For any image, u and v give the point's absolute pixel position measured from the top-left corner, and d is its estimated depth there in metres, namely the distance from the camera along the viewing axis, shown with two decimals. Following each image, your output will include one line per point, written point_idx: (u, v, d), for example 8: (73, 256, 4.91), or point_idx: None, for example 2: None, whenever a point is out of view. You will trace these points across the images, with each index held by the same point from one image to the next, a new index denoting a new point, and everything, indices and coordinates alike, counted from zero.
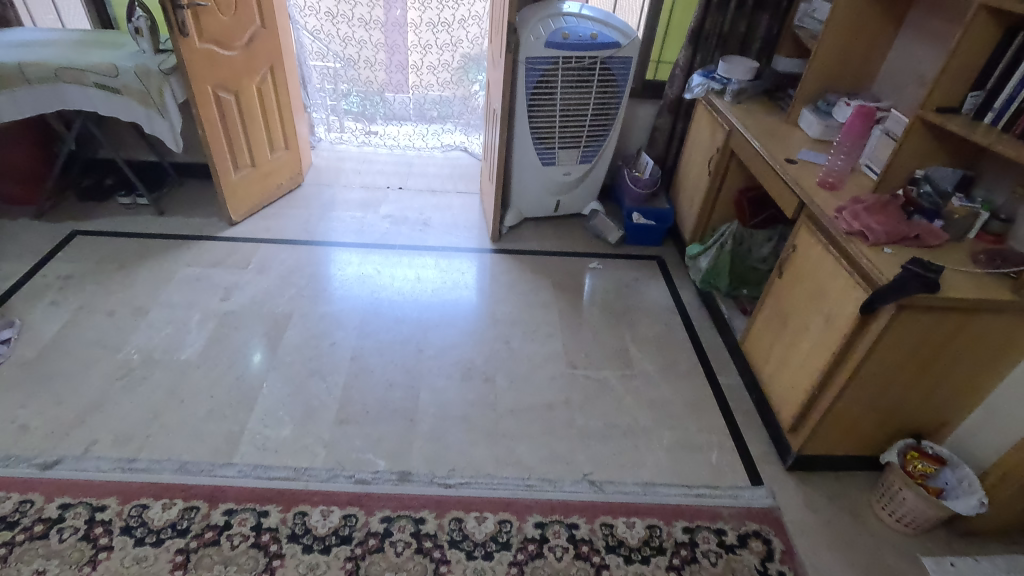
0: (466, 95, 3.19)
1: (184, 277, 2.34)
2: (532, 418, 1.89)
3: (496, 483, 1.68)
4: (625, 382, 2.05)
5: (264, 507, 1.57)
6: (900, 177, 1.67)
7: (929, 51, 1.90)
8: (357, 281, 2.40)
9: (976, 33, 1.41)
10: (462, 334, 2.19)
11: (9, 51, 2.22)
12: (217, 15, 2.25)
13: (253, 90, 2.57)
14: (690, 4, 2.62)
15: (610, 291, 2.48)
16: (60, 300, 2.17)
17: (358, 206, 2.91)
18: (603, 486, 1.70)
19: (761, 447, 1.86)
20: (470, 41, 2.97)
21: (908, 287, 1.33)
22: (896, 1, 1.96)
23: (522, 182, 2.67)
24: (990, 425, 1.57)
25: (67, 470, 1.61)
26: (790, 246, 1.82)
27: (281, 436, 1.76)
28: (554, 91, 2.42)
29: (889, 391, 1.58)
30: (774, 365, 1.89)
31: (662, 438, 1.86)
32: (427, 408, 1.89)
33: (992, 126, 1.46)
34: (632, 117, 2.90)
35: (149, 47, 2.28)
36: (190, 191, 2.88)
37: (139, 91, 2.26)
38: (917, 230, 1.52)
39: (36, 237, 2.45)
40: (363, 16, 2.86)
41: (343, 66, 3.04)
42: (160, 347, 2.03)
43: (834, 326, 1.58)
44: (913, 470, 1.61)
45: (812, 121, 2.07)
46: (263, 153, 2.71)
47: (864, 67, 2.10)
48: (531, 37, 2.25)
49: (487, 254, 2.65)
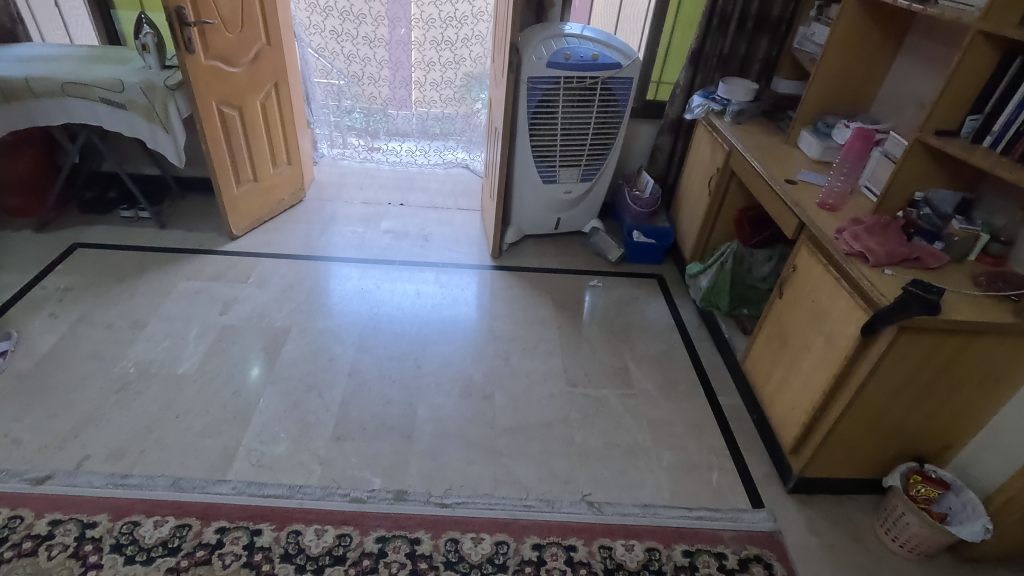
0: (468, 113, 3.22)
1: (184, 290, 2.33)
2: (530, 436, 1.87)
3: (494, 503, 1.66)
4: (625, 401, 2.03)
5: (257, 525, 1.55)
6: (900, 199, 1.68)
7: (926, 75, 1.92)
8: (357, 296, 2.40)
9: (974, 57, 1.42)
10: (461, 351, 2.19)
11: (18, 66, 2.24)
12: (223, 33, 2.28)
13: (257, 106, 2.59)
14: (690, 26, 2.66)
15: (610, 309, 2.47)
16: (59, 313, 2.16)
17: (359, 221, 2.92)
18: (601, 507, 1.68)
19: (762, 469, 1.83)
20: (473, 59, 3.00)
21: (909, 308, 1.32)
22: (895, 25, 1.98)
23: (522, 199, 2.68)
24: (994, 449, 1.55)
25: (60, 485, 1.59)
26: (790, 266, 1.82)
27: (277, 453, 1.75)
28: (556, 110, 2.44)
29: (891, 413, 1.56)
30: (775, 386, 1.87)
31: (662, 459, 1.84)
32: (424, 425, 1.88)
33: (991, 149, 1.46)
34: (633, 136, 2.93)
35: (156, 63, 2.30)
36: (192, 205, 2.89)
37: (143, 106, 2.27)
38: (918, 252, 1.52)
39: (36, 250, 2.45)
40: (367, 35, 2.90)
41: (347, 82, 3.07)
42: (157, 361, 2.01)
43: (835, 347, 1.57)
44: (917, 493, 1.59)
45: (811, 142, 2.09)
46: (266, 168, 2.73)
47: (862, 89, 2.12)
48: (533, 57, 2.27)
49: (487, 270, 2.65)
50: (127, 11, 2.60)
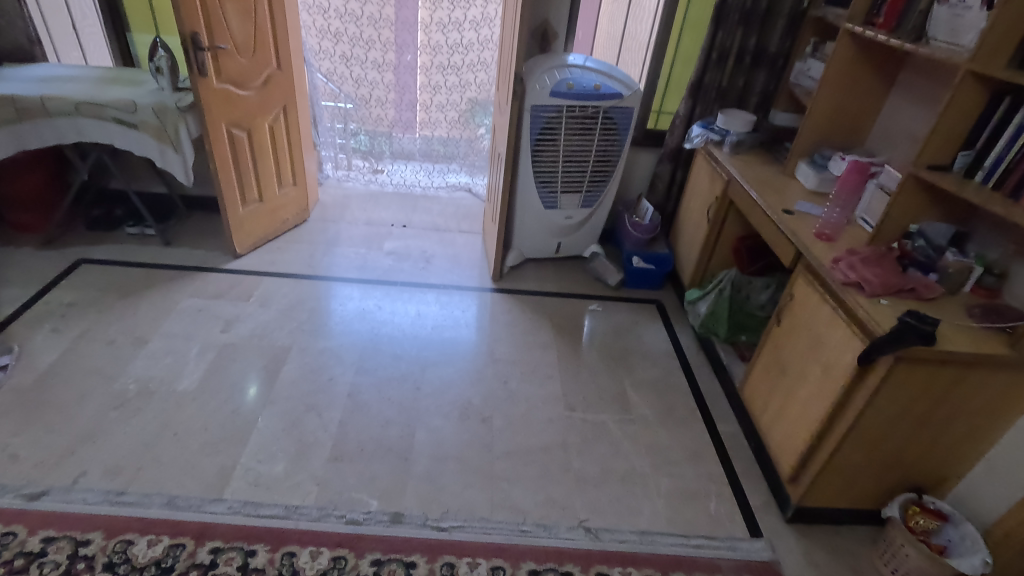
0: (471, 137, 3.28)
1: (186, 308, 2.35)
2: (528, 460, 1.87)
3: (491, 528, 1.65)
4: (624, 427, 2.03)
5: (252, 546, 1.54)
6: (894, 231, 1.71)
7: (918, 111, 1.97)
8: (358, 316, 2.42)
9: (964, 96, 1.47)
10: (461, 373, 2.19)
11: (35, 86, 2.30)
12: (236, 57, 2.35)
13: (265, 129, 2.64)
14: (690, 59, 2.74)
15: (610, 333, 2.49)
16: (61, 328, 2.17)
17: (361, 242, 2.94)
18: (598, 534, 1.67)
19: (760, 498, 1.83)
20: (478, 85, 3.06)
21: (904, 338, 1.34)
22: (888, 62, 2.04)
23: (524, 223, 2.72)
24: (991, 481, 1.56)
25: (55, 502, 1.58)
26: (787, 294, 1.85)
27: (274, 472, 1.74)
28: (558, 138, 2.49)
29: (888, 444, 1.57)
30: (772, 414, 1.88)
31: (660, 486, 1.83)
32: (423, 448, 1.87)
33: (983, 184, 1.49)
34: (633, 164, 2.98)
35: (168, 85, 2.36)
36: (198, 223, 2.93)
37: (155, 127, 2.32)
38: (912, 283, 1.54)
39: (41, 265, 2.47)
40: (377, 59, 2.98)
41: (355, 105, 3.15)
42: (157, 378, 2.02)
43: (832, 376, 1.58)
44: (915, 526, 1.58)
45: (809, 173, 2.13)
46: (272, 189, 2.77)
47: (858, 122, 2.17)
48: (536, 86, 2.33)
49: (487, 292, 2.67)
50: (143, 35, 2.69)
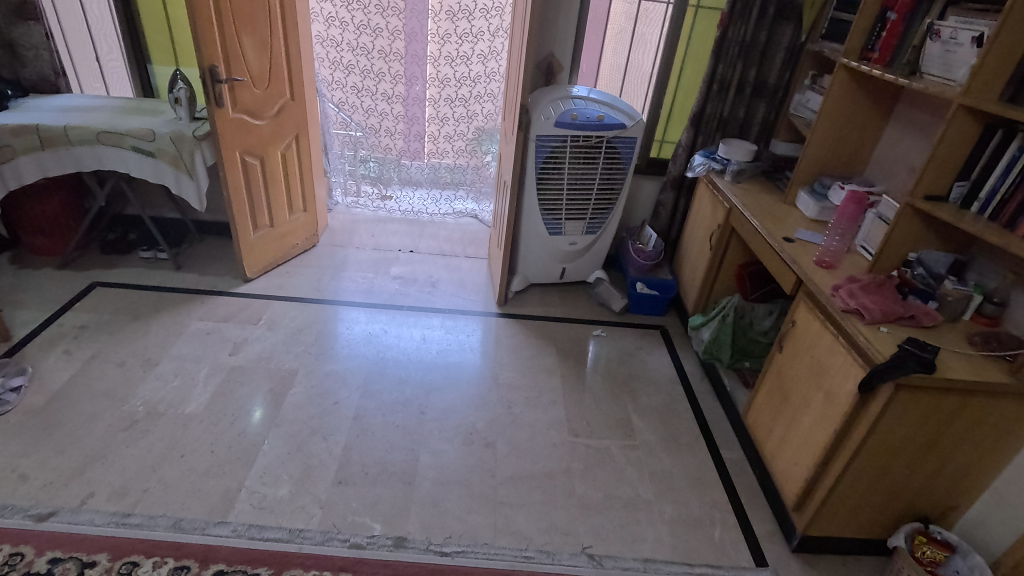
0: (478, 165, 3.36)
1: (195, 331, 2.39)
2: (532, 486, 1.87)
3: (494, 554, 1.65)
4: (627, 453, 2.04)
5: (255, 569, 1.54)
6: (894, 260, 1.74)
7: (914, 143, 2.02)
8: (364, 340, 2.45)
9: (959, 128, 1.50)
10: (464, 398, 2.21)
11: (58, 115, 2.38)
12: (251, 89, 2.44)
13: (277, 156, 2.71)
14: (692, 90, 2.81)
15: (614, 358, 2.50)
16: (73, 350, 2.21)
17: (369, 267, 2.99)
18: (602, 561, 1.66)
19: (765, 526, 1.82)
20: (484, 115, 3.16)
21: (905, 366, 1.35)
22: (885, 95, 2.09)
23: (529, 249, 2.76)
24: (999, 512, 1.55)
25: (62, 522, 1.60)
26: (789, 321, 1.87)
27: (278, 495, 1.75)
28: (563, 166, 2.55)
29: (892, 472, 1.56)
30: (776, 441, 1.88)
31: (663, 513, 1.82)
32: (426, 472, 1.88)
33: (980, 214, 1.53)
34: (637, 192, 3.03)
35: (186, 114, 2.44)
36: (209, 248, 2.99)
37: (171, 154, 2.40)
38: (912, 311, 1.56)
39: (56, 288, 2.52)
40: (386, 91, 3.07)
41: (365, 134, 3.23)
42: (166, 400, 2.05)
43: (834, 403, 1.59)
44: (922, 556, 1.57)
45: (809, 203, 2.17)
46: (282, 214, 2.83)
47: (856, 154, 2.22)
48: (542, 116, 2.39)
49: (492, 317, 2.70)
50: (163, 66, 2.79)
